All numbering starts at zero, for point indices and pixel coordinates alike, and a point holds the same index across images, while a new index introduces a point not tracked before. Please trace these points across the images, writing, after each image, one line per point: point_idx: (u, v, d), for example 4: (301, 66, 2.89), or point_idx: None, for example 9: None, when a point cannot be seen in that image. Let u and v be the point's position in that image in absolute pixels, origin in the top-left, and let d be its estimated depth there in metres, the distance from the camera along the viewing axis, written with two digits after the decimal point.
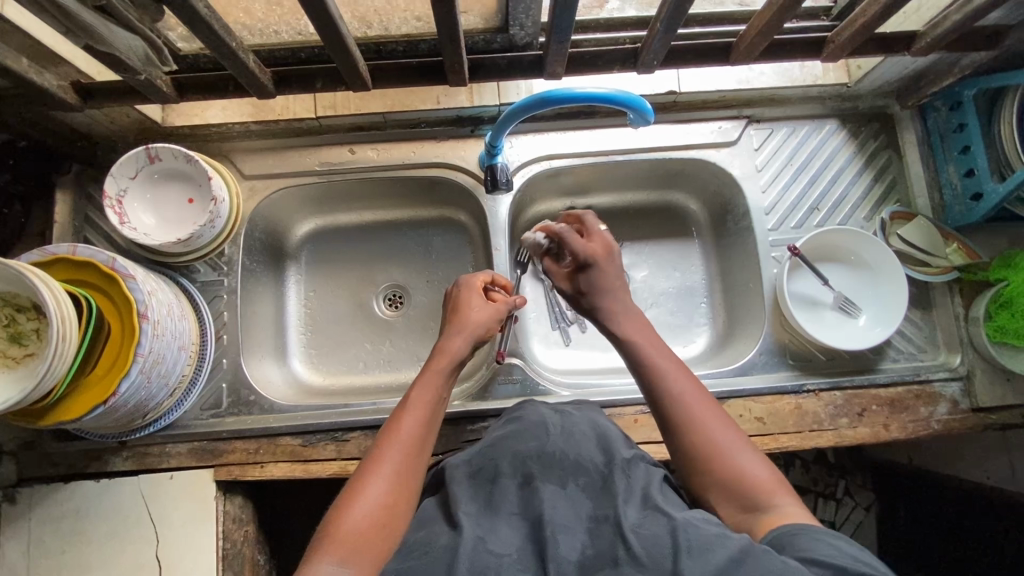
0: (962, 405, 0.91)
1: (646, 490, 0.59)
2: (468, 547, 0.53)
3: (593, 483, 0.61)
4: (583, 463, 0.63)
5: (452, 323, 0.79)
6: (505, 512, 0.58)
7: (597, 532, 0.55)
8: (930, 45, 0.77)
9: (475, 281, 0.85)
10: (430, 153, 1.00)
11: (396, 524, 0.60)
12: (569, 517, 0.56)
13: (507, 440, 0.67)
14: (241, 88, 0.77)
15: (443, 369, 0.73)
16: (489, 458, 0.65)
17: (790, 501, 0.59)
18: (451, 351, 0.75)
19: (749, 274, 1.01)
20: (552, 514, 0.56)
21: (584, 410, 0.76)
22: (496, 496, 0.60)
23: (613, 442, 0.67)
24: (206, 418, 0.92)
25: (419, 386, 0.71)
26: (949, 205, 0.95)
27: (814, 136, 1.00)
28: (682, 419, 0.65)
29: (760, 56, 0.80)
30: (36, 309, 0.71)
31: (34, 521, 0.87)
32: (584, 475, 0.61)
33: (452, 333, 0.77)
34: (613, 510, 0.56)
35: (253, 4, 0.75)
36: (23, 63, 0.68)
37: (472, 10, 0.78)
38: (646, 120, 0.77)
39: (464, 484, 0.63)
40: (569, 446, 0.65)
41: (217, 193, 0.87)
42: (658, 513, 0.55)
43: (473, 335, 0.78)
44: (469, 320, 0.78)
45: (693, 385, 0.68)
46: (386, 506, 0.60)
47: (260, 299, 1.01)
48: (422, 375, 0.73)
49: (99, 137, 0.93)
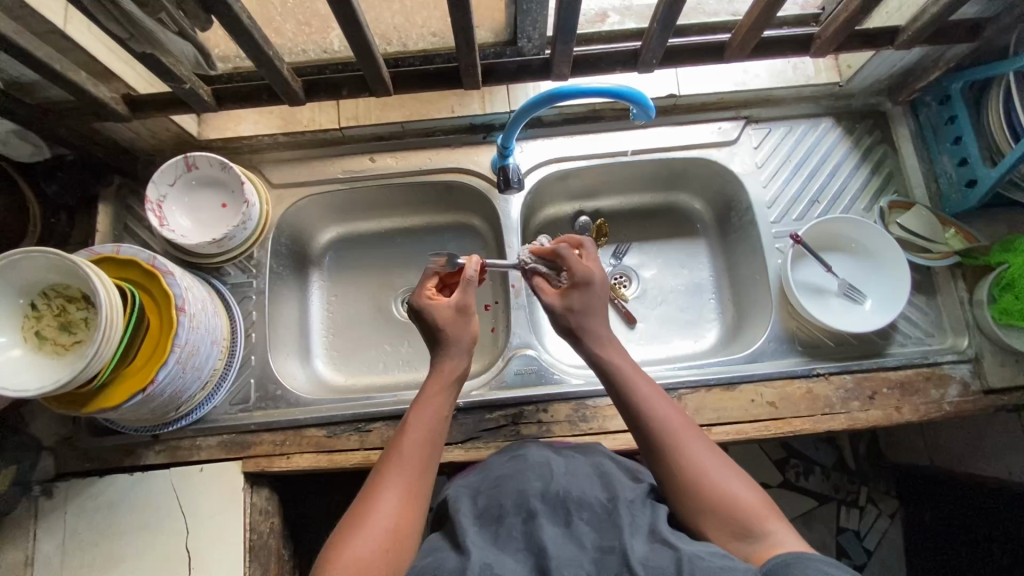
0: (973, 386, 0.92)
1: (652, 525, 0.64)
2: (478, 569, 0.58)
3: (598, 519, 0.65)
4: (587, 500, 0.67)
5: (435, 342, 0.80)
6: (511, 546, 0.62)
7: (603, 564, 0.59)
8: (911, 38, 0.81)
9: (425, 296, 0.82)
10: (445, 159, 1.06)
11: (399, 547, 0.64)
12: (575, 551, 0.60)
13: (511, 479, 0.71)
14: (274, 96, 0.83)
15: (442, 390, 0.77)
16: (494, 497, 0.69)
17: (782, 528, 0.63)
18: (449, 371, 0.78)
19: (755, 267, 1.04)
20: (557, 546, 0.60)
21: (587, 453, 0.78)
22: (504, 527, 0.65)
23: (614, 481, 0.71)
24: (235, 413, 0.95)
25: (418, 410, 0.75)
26: (945, 193, 0.99)
27: (810, 134, 1.05)
28: (662, 441, 0.70)
29: (753, 53, 0.85)
30: (85, 299, 0.76)
31: (70, 514, 0.90)
32: (588, 510, 0.66)
33: (441, 352, 0.79)
34: (618, 541, 0.61)
35: (284, 25, 0.83)
36: (81, 75, 0.74)
37: (484, 25, 0.87)
38: (648, 117, 0.82)
39: (472, 519, 0.67)
40: (572, 486, 0.69)
41: (249, 196, 0.93)
42: (664, 544, 0.60)
43: (463, 347, 0.80)
44: (452, 335, 0.79)
45: (676, 413, 0.73)
46: (392, 529, 0.64)
47: (286, 301, 1.06)
48: (420, 399, 0.77)
49: (139, 150, 1.00)
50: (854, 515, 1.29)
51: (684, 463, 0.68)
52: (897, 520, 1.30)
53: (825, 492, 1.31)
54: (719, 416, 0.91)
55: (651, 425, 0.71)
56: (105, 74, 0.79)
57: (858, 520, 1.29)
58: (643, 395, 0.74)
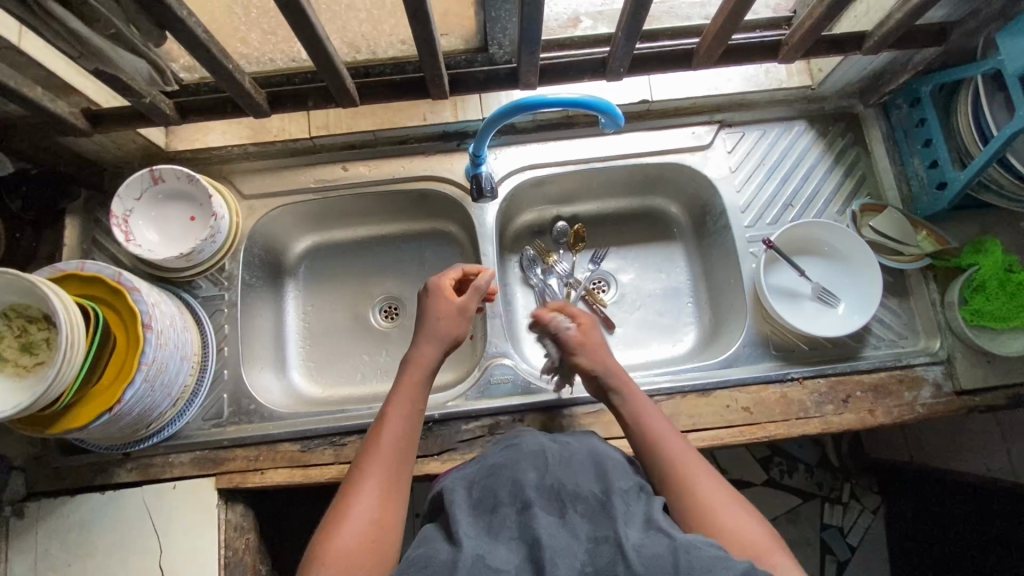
0: (945, 388, 0.93)
1: (647, 516, 0.63)
2: (468, 562, 0.56)
3: (592, 509, 0.63)
4: (582, 491, 0.65)
5: (419, 333, 0.84)
6: (504, 536, 0.61)
7: (597, 553, 0.57)
8: (878, 44, 0.81)
9: (443, 282, 0.87)
10: (418, 167, 1.05)
11: (383, 536, 0.66)
12: (569, 541, 0.59)
13: (506, 467, 0.69)
14: (238, 108, 0.82)
15: (419, 379, 0.80)
16: (489, 486, 0.67)
17: (785, 561, 0.63)
18: (425, 362, 0.81)
19: (730, 271, 1.04)
20: (550, 537, 0.59)
21: (579, 437, 0.79)
22: (499, 517, 0.63)
23: (610, 471, 0.69)
24: (208, 428, 0.94)
25: (397, 399, 0.78)
26: (917, 196, 0.99)
27: (784, 137, 1.05)
28: (671, 475, 0.72)
29: (722, 59, 0.85)
30: (46, 319, 0.74)
31: (40, 535, 0.89)
32: (582, 502, 0.63)
33: (421, 343, 0.83)
34: (612, 531, 0.59)
35: (249, 35, 0.84)
36: (37, 91, 0.72)
37: (452, 32, 0.89)
38: (617, 125, 0.82)
39: (465, 511, 0.65)
40: (567, 475, 0.67)
41: (217, 209, 0.91)
42: (660, 534, 0.59)
43: (441, 342, 0.83)
44: (435, 327, 0.84)
45: (686, 450, 0.75)
46: (374, 522, 0.66)
47: (260, 313, 1.05)
48: (399, 388, 0.79)
49: (106, 163, 0.98)
50: (837, 512, 1.30)
51: (692, 496, 0.69)
52: (880, 515, 1.31)
53: (809, 489, 1.32)
54: (694, 423, 0.91)
55: (660, 462, 0.74)
56: (63, 88, 0.77)
57: (841, 516, 1.31)
58: (654, 433, 0.77)
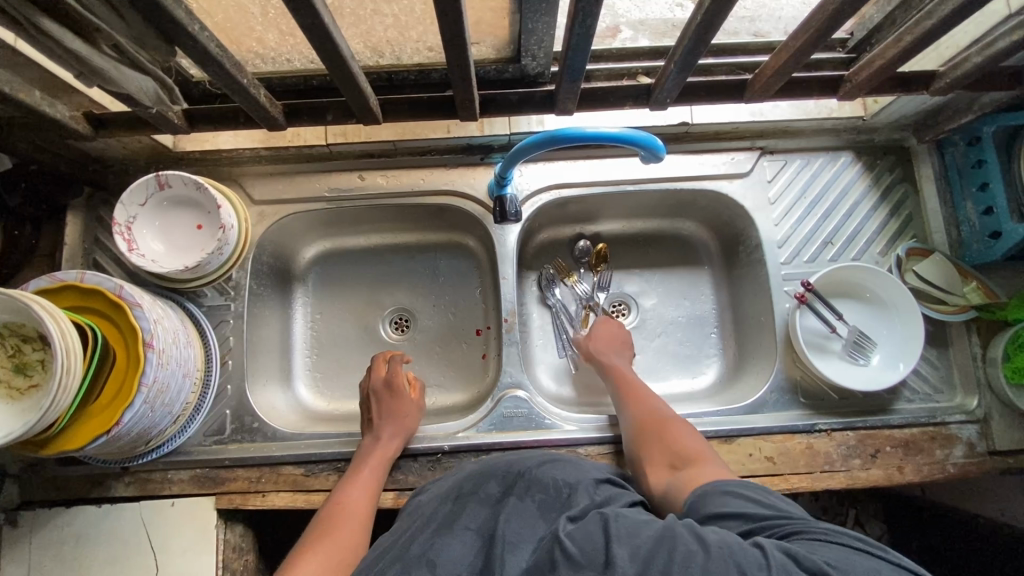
0: (978, 448, 0.88)
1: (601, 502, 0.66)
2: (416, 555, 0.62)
3: (551, 501, 0.67)
4: (547, 485, 0.70)
5: (384, 419, 0.88)
6: (460, 527, 0.66)
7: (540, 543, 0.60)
8: (949, 85, 0.75)
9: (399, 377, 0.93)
10: (439, 179, 0.99)
11: None
12: (519, 529, 0.63)
13: (485, 469, 0.75)
14: (251, 120, 0.76)
15: (377, 469, 0.84)
16: (466, 482, 0.74)
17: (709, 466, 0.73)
18: (386, 452, 0.85)
19: (760, 308, 0.99)
20: (506, 527, 0.63)
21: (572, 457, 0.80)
22: (464, 513, 0.68)
23: (584, 468, 0.74)
24: (208, 445, 0.91)
25: (353, 488, 0.82)
26: (966, 242, 0.93)
27: (828, 168, 0.99)
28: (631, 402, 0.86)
29: (777, 93, 0.78)
30: (41, 338, 0.70)
31: (34, 546, 0.86)
32: (542, 492, 0.68)
33: (386, 431, 0.86)
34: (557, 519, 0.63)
35: (265, 34, 0.73)
36: (34, 94, 0.67)
37: (485, 42, 0.77)
38: (659, 159, 0.76)
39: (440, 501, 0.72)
40: (537, 472, 0.72)
41: (226, 220, 0.86)
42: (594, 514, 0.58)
43: (403, 433, 0.88)
44: (400, 421, 0.88)
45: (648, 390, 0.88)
46: None
47: (267, 322, 1.01)
48: (356, 477, 0.83)
49: (111, 160, 0.93)
50: None
51: (645, 417, 0.83)
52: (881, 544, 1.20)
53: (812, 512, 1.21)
54: None
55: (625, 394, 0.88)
56: (64, 90, 0.71)
57: None
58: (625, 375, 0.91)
